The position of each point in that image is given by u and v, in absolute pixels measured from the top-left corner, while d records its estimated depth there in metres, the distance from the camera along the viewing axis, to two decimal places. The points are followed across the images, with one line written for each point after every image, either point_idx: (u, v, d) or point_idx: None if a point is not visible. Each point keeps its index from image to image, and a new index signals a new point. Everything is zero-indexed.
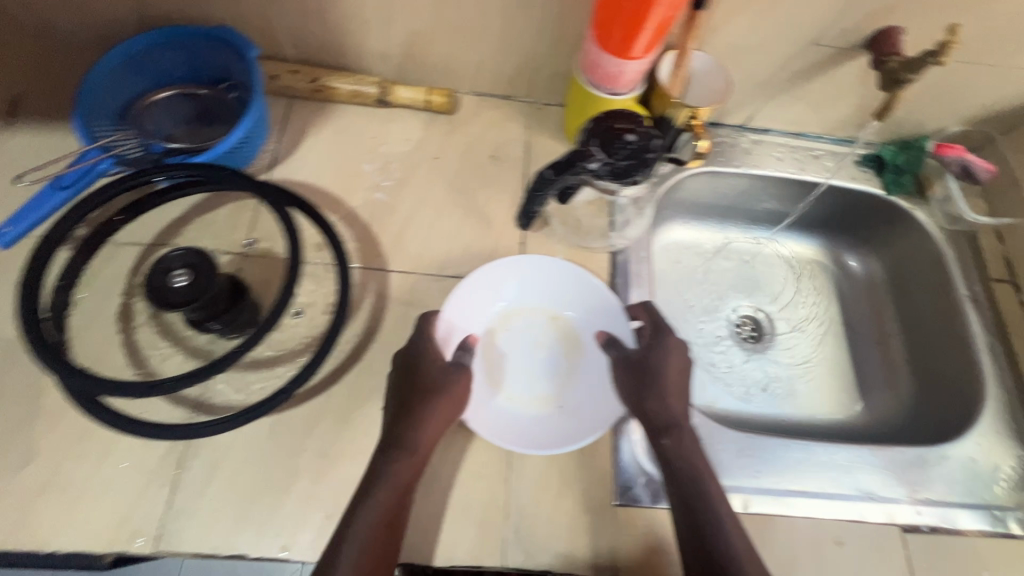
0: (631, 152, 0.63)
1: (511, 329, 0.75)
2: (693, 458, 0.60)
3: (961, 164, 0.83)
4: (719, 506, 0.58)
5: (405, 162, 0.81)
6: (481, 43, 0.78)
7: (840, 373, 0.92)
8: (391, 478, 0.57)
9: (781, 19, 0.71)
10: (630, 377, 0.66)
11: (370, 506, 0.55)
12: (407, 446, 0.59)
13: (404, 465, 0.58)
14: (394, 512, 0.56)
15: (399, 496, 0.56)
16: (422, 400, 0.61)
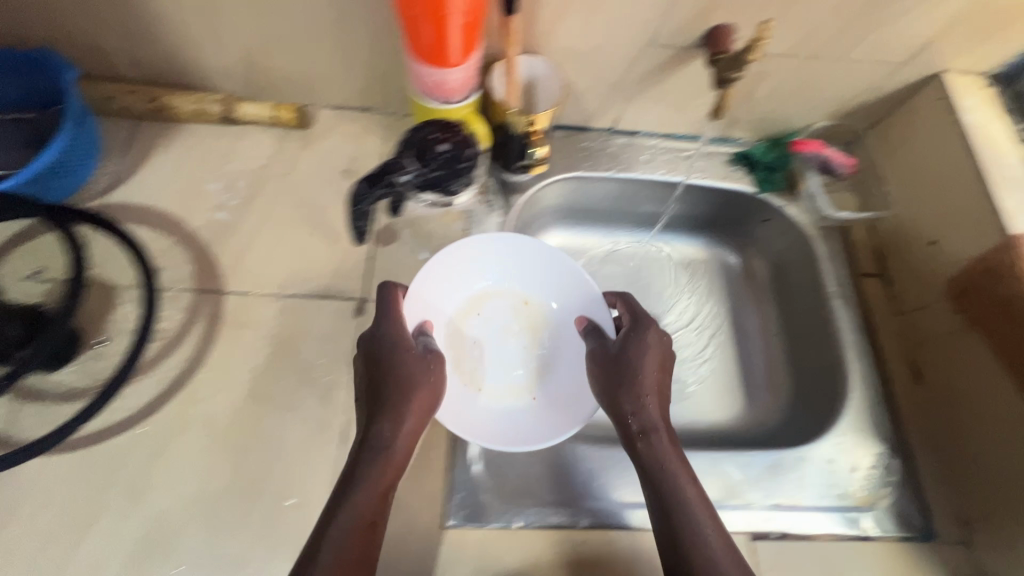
0: (442, 162, 0.62)
1: (488, 322, 0.78)
2: (667, 456, 0.59)
3: (820, 160, 0.85)
4: (692, 505, 0.56)
5: (252, 180, 0.80)
6: (319, 57, 0.76)
7: (728, 375, 0.89)
8: (376, 477, 0.54)
9: (609, 22, 0.69)
10: (607, 377, 0.64)
11: (346, 509, 0.52)
12: (393, 442, 0.56)
13: (386, 464, 0.55)
14: (373, 515, 0.53)
15: (379, 497, 0.54)
16: (408, 392, 0.58)
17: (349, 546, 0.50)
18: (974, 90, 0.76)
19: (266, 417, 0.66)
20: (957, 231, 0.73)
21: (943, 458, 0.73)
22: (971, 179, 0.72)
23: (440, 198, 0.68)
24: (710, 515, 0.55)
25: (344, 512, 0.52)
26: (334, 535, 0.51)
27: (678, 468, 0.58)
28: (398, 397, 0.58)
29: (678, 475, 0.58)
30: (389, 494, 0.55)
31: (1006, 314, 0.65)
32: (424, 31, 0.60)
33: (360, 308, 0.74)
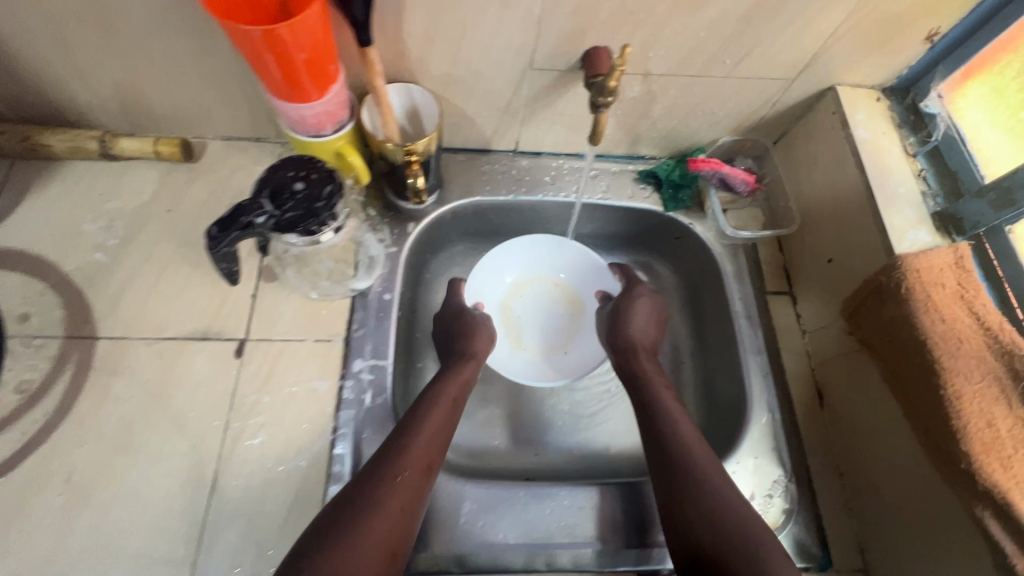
0: (299, 202, 0.60)
1: (553, 299, 0.90)
2: (656, 382, 0.74)
3: (719, 178, 0.82)
4: (672, 413, 0.69)
5: (134, 218, 0.77)
6: (193, 89, 0.73)
7: None
8: (433, 410, 0.66)
9: (480, 48, 0.67)
10: (609, 326, 0.81)
11: (415, 433, 0.63)
12: (451, 383, 0.71)
13: (453, 397, 0.69)
14: (438, 439, 0.64)
15: (444, 427, 0.65)
16: (468, 343, 0.76)
17: (421, 456, 0.61)
18: (865, 103, 0.75)
19: (132, 467, 0.64)
20: (851, 249, 0.72)
21: (846, 484, 0.71)
22: (861, 196, 0.70)
23: (308, 241, 0.64)
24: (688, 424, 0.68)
25: (421, 436, 0.63)
26: (408, 450, 0.61)
27: (663, 393, 0.72)
28: (456, 350, 0.75)
29: (663, 396, 0.71)
30: (450, 429, 0.66)
31: (888, 337, 0.63)
32: (267, 71, 0.57)
33: (240, 349, 0.71)
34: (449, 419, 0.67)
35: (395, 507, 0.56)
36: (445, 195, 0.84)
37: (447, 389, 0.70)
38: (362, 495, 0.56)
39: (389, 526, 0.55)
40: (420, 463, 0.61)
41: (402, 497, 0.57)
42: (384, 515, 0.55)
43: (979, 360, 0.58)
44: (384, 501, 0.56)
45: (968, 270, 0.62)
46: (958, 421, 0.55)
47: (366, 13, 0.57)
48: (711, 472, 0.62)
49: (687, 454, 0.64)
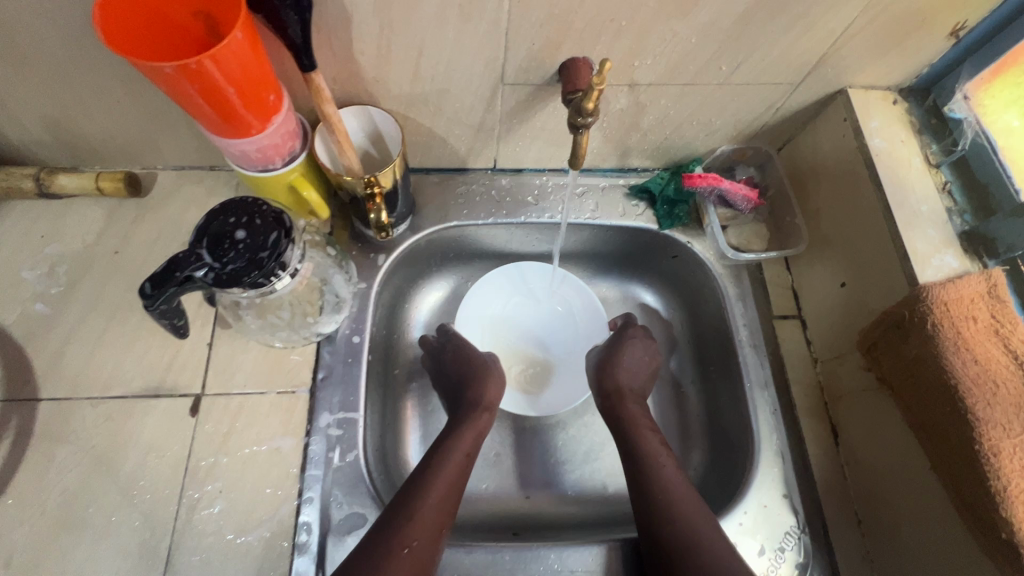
0: (240, 252, 0.52)
1: (551, 330, 0.83)
2: (642, 428, 0.67)
3: (717, 194, 0.76)
4: (662, 462, 0.63)
5: (78, 262, 0.71)
6: (128, 121, 0.66)
7: None
8: (443, 470, 0.60)
9: (442, 64, 0.59)
10: (597, 373, 0.74)
11: (425, 499, 0.57)
12: (463, 437, 0.65)
13: (468, 453, 0.64)
14: (450, 505, 0.59)
15: (452, 490, 0.60)
16: (483, 388, 0.70)
17: (432, 523, 0.56)
18: (880, 107, 0.67)
19: (78, 545, 0.59)
20: (867, 274, 0.65)
21: (865, 533, 0.64)
22: (880, 215, 0.63)
23: (258, 293, 0.57)
24: (679, 478, 0.62)
25: (428, 500, 0.57)
26: (416, 517, 0.56)
27: (649, 439, 0.65)
28: (470, 394, 0.70)
29: (649, 444, 0.65)
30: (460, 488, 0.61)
31: (911, 380, 0.56)
32: (184, 104, 0.49)
33: (195, 407, 0.65)
34: (460, 478, 0.61)
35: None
36: (418, 221, 0.77)
37: (458, 444, 0.64)
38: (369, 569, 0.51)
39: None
40: (430, 528, 0.56)
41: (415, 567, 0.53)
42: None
43: (1019, 410, 0.51)
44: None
45: (1004, 300, 0.55)
46: (997, 481, 0.49)
47: (305, 34, 0.48)
48: (704, 538, 0.56)
49: (675, 508, 0.58)
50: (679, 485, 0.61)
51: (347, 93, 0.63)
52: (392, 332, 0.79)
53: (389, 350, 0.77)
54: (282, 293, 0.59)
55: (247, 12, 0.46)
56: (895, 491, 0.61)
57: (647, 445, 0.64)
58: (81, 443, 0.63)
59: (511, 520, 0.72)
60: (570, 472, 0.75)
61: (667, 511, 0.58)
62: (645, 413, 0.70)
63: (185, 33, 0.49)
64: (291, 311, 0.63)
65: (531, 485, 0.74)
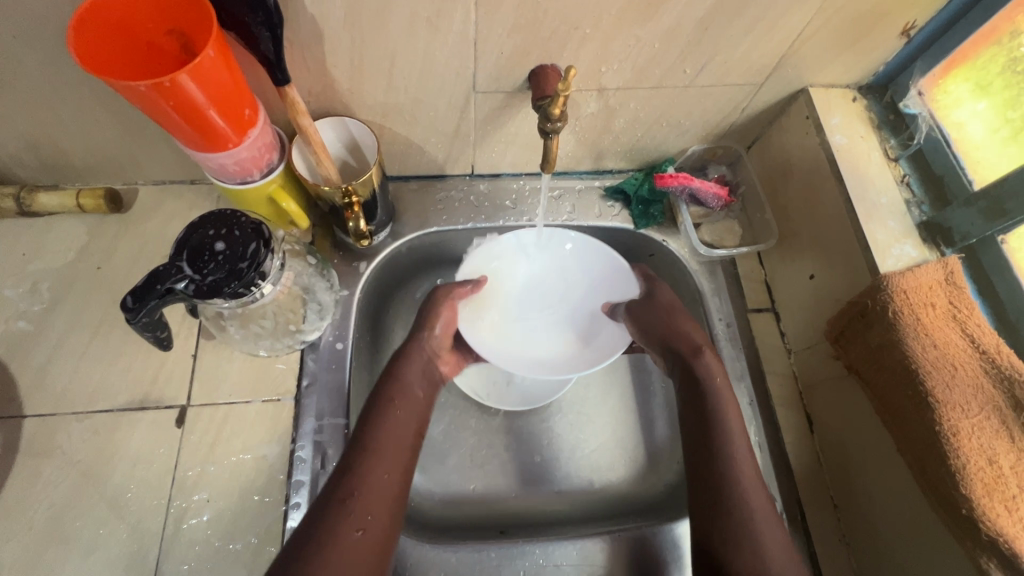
0: (220, 263, 0.54)
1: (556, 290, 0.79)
2: (720, 394, 0.61)
3: (689, 192, 0.77)
4: (734, 440, 0.58)
5: (60, 278, 0.71)
6: (108, 139, 0.67)
7: (627, 428, 0.79)
8: (390, 428, 0.58)
9: (415, 76, 0.61)
10: (644, 329, 0.68)
11: (365, 460, 0.54)
12: (395, 388, 0.61)
13: (402, 401, 0.61)
14: (401, 467, 0.56)
15: (400, 449, 0.57)
16: (412, 335, 0.67)
17: (382, 483, 0.54)
18: (840, 104, 0.69)
19: (66, 559, 0.59)
20: (833, 266, 0.68)
21: (841, 517, 0.66)
22: (843, 208, 0.65)
23: (240, 303, 0.58)
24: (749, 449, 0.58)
25: (373, 464, 0.54)
26: (356, 476, 0.53)
27: (728, 407, 0.61)
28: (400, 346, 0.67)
29: (727, 410, 0.60)
30: (411, 445, 0.59)
31: (879, 365, 0.58)
32: (160, 120, 0.50)
33: (180, 418, 0.66)
34: (409, 431, 0.59)
35: (352, 534, 0.50)
36: (399, 228, 0.78)
37: (392, 396, 0.61)
38: (312, 529, 0.49)
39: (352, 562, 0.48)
40: (381, 494, 0.53)
41: (362, 523, 0.50)
42: (339, 553, 0.48)
43: (976, 389, 0.53)
44: (336, 540, 0.49)
45: (959, 286, 0.57)
46: (957, 459, 0.51)
47: (278, 50, 0.50)
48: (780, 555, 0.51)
49: (742, 509, 0.54)
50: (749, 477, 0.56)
51: (323, 105, 0.65)
52: (377, 338, 0.80)
53: (374, 357, 0.78)
54: (264, 302, 0.60)
55: (219, 29, 0.47)
56: (866, 474, 0.63)
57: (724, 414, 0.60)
58: (66, 457, 0.63)
59: (499, 520, 0.72)
60: (557, 469, 0.76)
61: (732, 514, 0.54)
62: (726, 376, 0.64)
63: (163, 54, 0.50)
64: (274, 319, 0.64)
65: (518, 484, 0.75)
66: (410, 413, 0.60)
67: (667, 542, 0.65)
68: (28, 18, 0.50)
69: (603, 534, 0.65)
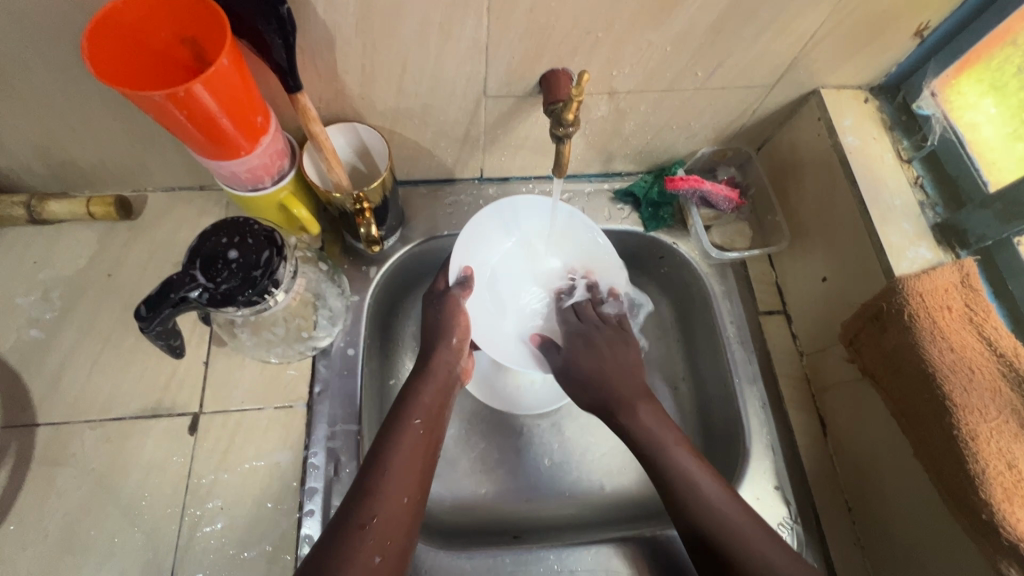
0: (233, 271, 0.53)
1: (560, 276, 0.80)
2: (652, 426, 0.63)
3: (699, 195, 0.77)
4: (672, 450, 0.61)
5: (71, 286, 0.72)
6: (118, 146, 0.67)
7: None
8: (409, 447, 0.58)
9: (426, 82, 0.61)
10: (578, 379, 0.69)
11: (381, 481, 0.55)
12: (418, 403, 0.62)
13: (424, 418, 0.61)
14: (418, 487, 0.57)
15: (418, 466, 0.58)
16: (433, 350, 0.67)
17: (399, 505, 0.54)
18: (852, 106, 0.69)
19: (81, 568, 0.59)
20: (845, 268, 0.67)
21: (855, 520, 0.66)
22: (856, 210, 0.65)
23: (253, 311, 0.58)
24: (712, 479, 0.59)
25: (389, 483, 0.55)
26: (372, 497, 0.54)
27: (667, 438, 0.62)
28: (422, 358, 0.67)
29: (667, 442, 0.61)
30: (428, 459, 0.59)
31: (894, 369, 0.58)
32: (174, 129, 0.50)
33: (193, 425, 0.65)
34: (425, 450, 0.60)
35: (370, 559, 0.50)
36: (408, 233, 0.78)
37: (413, 411, 0.61)
38: (331, 551, 0.50)
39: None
40: (397, 515, 0.54)
41: (381, 548, 0.51)
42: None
43: (994, 393, 0.53)
44: (355, 565, 0.49)
45: (976, 289, 0.57)
46: (976, 464, 0.51)
47: (291, 57, 0.50)
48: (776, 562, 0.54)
49: (715, 522, 0.56)
50: (710, 485, 0.58)
51: (333, 111, 0.65)
52: (387, 344, 0.79)
53: (384, 363, 0.78)
54: (276, 310, 0.60)
55: (233, 38, 0.47)
56: (881, 477, 0.63)
57: (663, 448, 0.61)
58: (79, 466, 0.63)
59: (511, 525, 0.72)
60: (568, 473, 0.76)
61: (709, 531, 0.56)
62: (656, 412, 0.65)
63: (176, 62, 0.50)
64: (286, 326, 0.64)
65: (530, 488, 0.75)
66: (430, 429, 0.61)
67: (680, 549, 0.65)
68: (41, 28, 0.50)
69: (616, 542, 0.65)
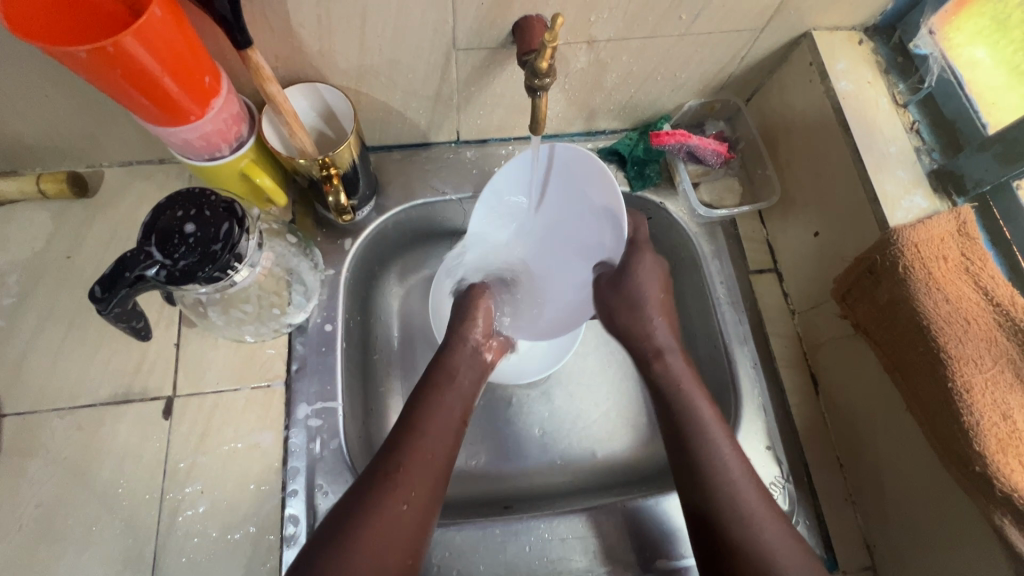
0: (190, 247, 0.50)
1: (551, 230, 0.70)
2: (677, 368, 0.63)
3: (687, 150, 0.73)
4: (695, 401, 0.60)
5: (28, 270, 0.68)
6: (61, 118, 0.62)
7: (630, 398, 0.78)
8: (439, 405, 0.59)
9: (390, 35, 0.56)
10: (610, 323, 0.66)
11: (411, 437, 0.55)
12: (447, 368, 0.63)
13: (449, 383, 0.61)
14: (450, 446, 0.57)
15: (450, 426, 0.58)
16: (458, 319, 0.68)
17: (428, 459, 0.54)
18: (845, 48, 0.65)
19: (60, 557, 0.58)
20: (838, 221, 0.65)
21: (847, 476, 0.66)
22: (851, 159, 0.62)
23: (217, 289, 0.55)
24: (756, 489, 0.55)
25: (423, 439, 0.55)
26: (401, 451, 0.54)
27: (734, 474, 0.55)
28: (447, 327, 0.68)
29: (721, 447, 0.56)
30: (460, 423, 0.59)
31: (888, 323, 0.56)
32: (112, 92, 0.46)
33: (167, 409, 0.63)
34: (456, 413, 0.59)
35: (398, 506, 0.50)
36: (383, 202, 0.74)
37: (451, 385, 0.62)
38: (355, 508, 0.49)
39: (390, 532, 0.49)
40: (424, 472, 0.53)
41: (407, 497, 0.51)
42: (381, 527, 0.48)
43: (989, 343, 0.51)
44: (382, 512, 0.49)
45: (973, 238, 0.55)
46: (970, 416, 0.50)
47: (234, 7, 0.45)
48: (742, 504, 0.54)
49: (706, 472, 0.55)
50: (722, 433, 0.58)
51: (291, 70, 0.60)
52: (369, 318, 0.77)
53: (367, 338, 0.75)
54: (244, 286, 0.57)
55: None
56: (873, 432, 0.62)
57: (745, 503, 0.54)
58: (49, 454, 0.61)
59: (503, 495, 0.71)
60: (560, 441, 0.75)
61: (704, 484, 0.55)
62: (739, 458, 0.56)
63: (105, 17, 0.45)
64: (258, 303, 0.61)
65: (520, 457, 0.74)
66: (460, 392, 0.61)
67: (669, 513, 0.64)
68: None
69: (608, 508, 0.64)
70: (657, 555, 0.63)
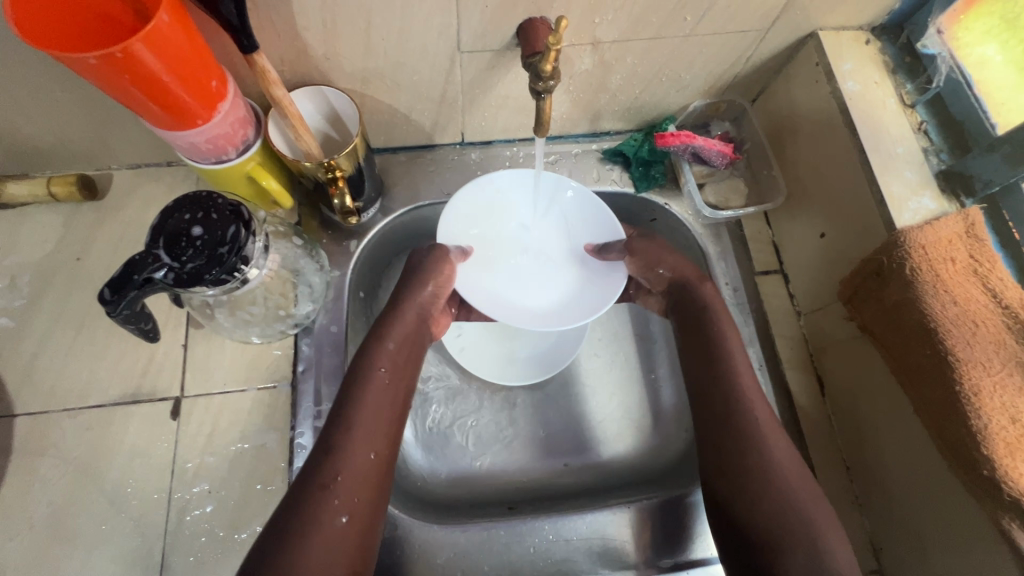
0: (197, 250, 0.51)
1: (532, 248, 0.72)
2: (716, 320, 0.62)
3: (692, 151, 0.73)
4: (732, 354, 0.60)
5: (39, 272, 0.69)
6: (72, 122, 0.63)
7: (635, 400, 0.78)
8: (375, 392, 0.55)
9: (395, 38, 0.57)
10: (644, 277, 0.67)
11: (346, 437, 0.52)
12: (382, 352, 0.58)
13: (389, 368, 0.58)
14: (386, 441, 0.54)
15: (386, 420, 0.55)
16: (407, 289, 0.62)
17: (366, 460, 0.51)
18: (852, 48, 0.65)
19: (71, 555, 0.59)
20: (845, 222, 0.64)
21: (853, 479, 0.65)
22: (857, 160, 0.61)
23: (224, 290, 0.55)
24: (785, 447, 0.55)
25: (354, 438, 0.52)
26: (336, 454, 0.50)
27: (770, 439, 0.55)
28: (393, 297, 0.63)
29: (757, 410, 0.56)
30: (396, 415, 0.56)
31: (894, 325, 0.56)
32: (121, 97, 0.46)
33: (175, 409, 0.64)
34: (394, 402, 0.57)
35: (337, 518, 0.48)
36: (388, 203, 0.75)
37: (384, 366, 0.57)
38: (292, 522, 0.46)
39: (336, 543, 0.47)
40: (365, 475, 0.51)
41: (348, 505, 0.49)
42: (326, 540, 0.46)
43: (997, 346, 0.51)
44: (320, 525, 0.47)
45: (982, 239, 0.54)
46: (978, 420, 0.49)
47: (240, 12, 0.45)
48: (777, 467, 0.54)
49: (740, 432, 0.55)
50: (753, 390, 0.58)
51: (298, 74, 0.61)
52: (374, 319, 0.77)
53: None
54: (250, 288, 0.58)
55: None
56: (880, 434, 0.62)
57: (776, 467, 0.54)
58: (59, 453, 0.62)
59: (507, 495, 0.71)
60: (565, 442, 0.75)
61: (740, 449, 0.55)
62: (793, 450, 0.55)
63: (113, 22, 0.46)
64: (265, 305, 0.61)
65: (524, 458, 0.74)
66: (396, 379, 0.58)
67: (673, 515, 0.64)
68: None
69: (612, 509, 0.64)
70: (661, 556, 0.63)
